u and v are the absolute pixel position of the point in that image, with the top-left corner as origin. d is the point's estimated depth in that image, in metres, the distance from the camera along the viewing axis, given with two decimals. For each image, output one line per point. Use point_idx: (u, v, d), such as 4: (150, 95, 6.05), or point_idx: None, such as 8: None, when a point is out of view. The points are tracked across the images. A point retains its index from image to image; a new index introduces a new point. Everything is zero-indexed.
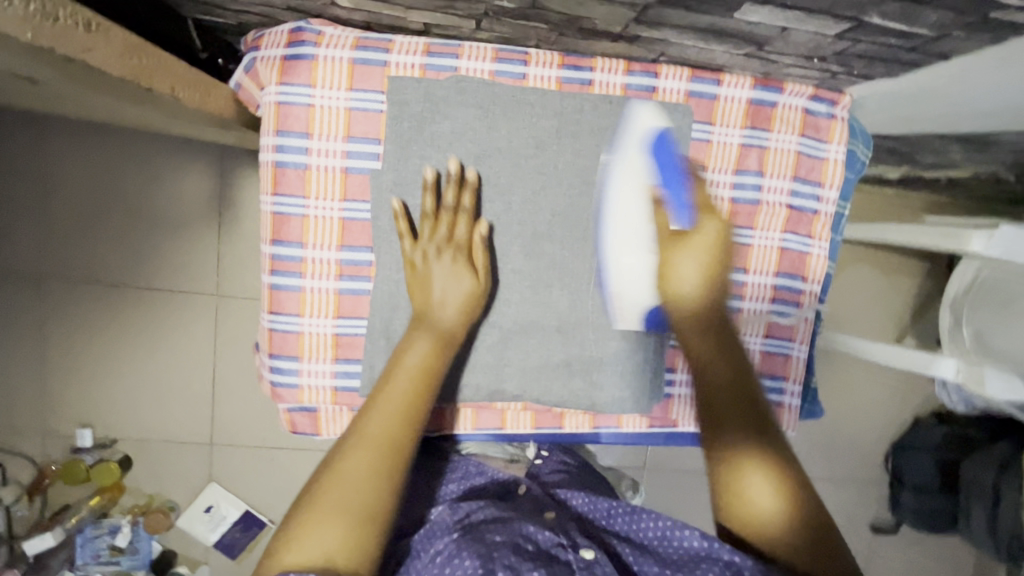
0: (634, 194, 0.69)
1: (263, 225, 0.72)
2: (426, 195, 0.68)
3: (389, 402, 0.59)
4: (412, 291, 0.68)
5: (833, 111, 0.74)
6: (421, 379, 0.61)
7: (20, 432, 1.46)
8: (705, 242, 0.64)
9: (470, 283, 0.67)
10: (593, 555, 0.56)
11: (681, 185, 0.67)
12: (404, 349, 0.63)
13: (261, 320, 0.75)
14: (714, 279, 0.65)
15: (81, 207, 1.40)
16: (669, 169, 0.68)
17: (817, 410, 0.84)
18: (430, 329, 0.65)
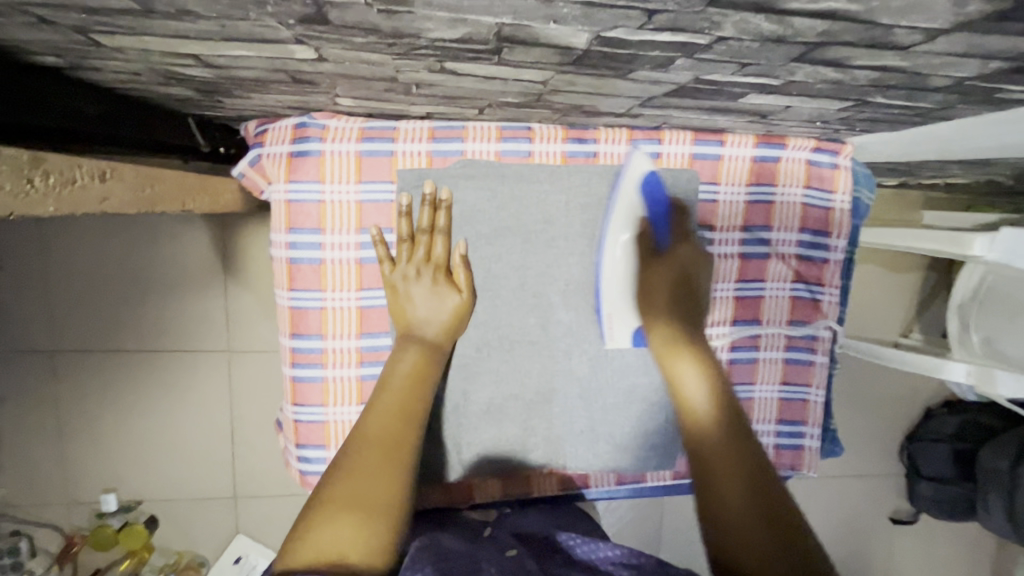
0: (619, 220, 0.69)
1: (281, 319, 0.72)
2: (402, 221, 0.68)
3: (387, 398, 0.62)
4: (391, 298, 0.69)
5: (837, 160, 0.74)
6: (413, 384, 0.64)
7: (46, 502, 1.47)
8: (674, 263, 0.70)
9: (455, 299, 0.69)
10: None
11: (665, 217, 0.70)
12: (395, 360, 0.66)
13: (285, 410, 0.74)
14: (683, 293, 0.69)
15: (88, 276, 1.40)
16: (658, 205, 0.70)
17: (837, 448, 0.84)
18: (416, 343, 0.67)
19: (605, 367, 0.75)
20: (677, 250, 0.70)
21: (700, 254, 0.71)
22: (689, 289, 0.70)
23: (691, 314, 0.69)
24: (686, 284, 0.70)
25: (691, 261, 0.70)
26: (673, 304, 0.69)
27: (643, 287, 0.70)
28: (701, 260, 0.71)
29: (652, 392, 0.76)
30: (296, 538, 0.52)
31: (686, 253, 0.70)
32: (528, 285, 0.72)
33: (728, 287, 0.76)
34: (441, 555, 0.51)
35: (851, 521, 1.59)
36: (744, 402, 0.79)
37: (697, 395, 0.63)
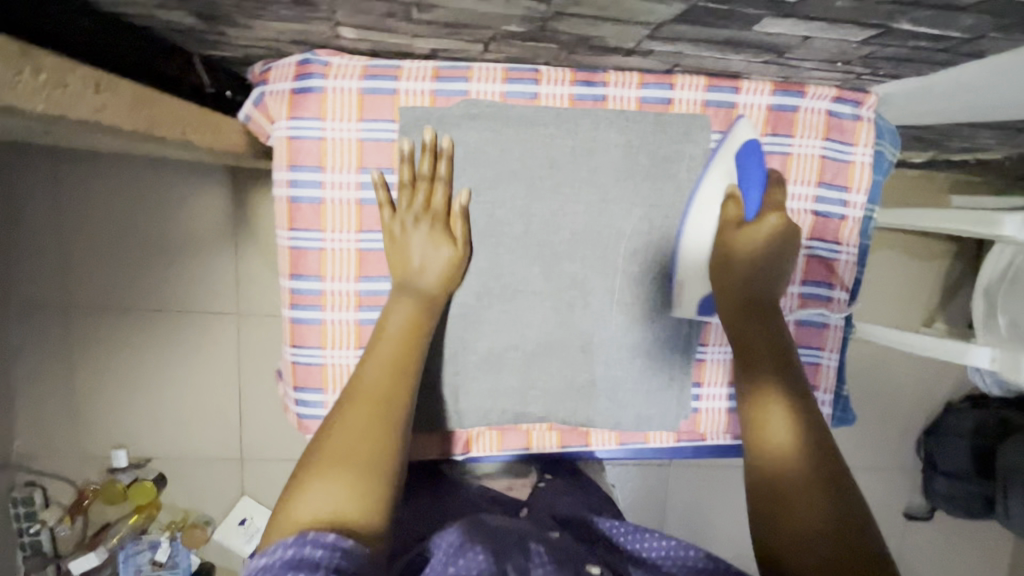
0: (709, 185, 0.68)
1: (281, 259, 0.70)
2: (402, 166, 0.66)
3: (380, 360, 0.60)
4: (390, 254, 0.67)
5: (860, 112, 0.71)
6: (406, 340, 0.62)
7: (61, 455, 1.51)
8: (762, 232, 0.65)
9: (451, 249, 0.67)
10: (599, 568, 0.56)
11: (757, 183, 0.66)
12: (386, 314, 0.63)
13: (284, 353, 0.73)
14: (770, 268, 0.65)
15: (104, 234, 1.42)
16: (751, 174, 0.66)
17: (848, 418, 0.81)
18: (410, 293, 0.65)
19: (605, 320, 0.72)
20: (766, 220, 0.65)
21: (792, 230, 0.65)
22: (774, 268, 0.65)
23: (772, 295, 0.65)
24: (772, 264, 0.65)
25: (780, 234, 0.65)
26: (750, 286, 0.65)
27: (720, 258, 0.66)
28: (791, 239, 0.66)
29: (656, 349, 0.74)
30: (285, 502, 0.49)
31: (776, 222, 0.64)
32: (531, 233, 0.70)
33: None
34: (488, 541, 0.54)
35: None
36: None
37: (779, 447, 0.56)
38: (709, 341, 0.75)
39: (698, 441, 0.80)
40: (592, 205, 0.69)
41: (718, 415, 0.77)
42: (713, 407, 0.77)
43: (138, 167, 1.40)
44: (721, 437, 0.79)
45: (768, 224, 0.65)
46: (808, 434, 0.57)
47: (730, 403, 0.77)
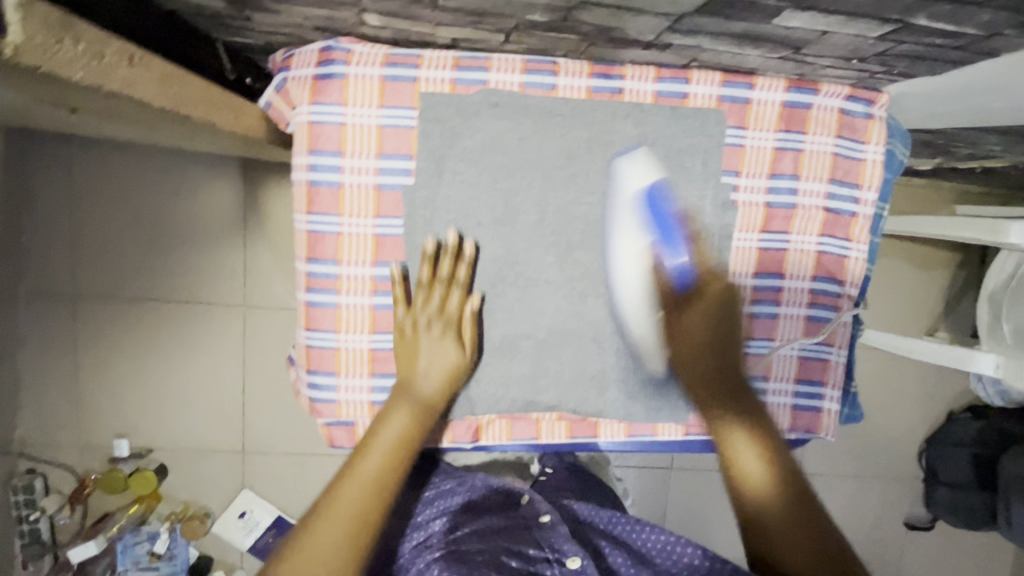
0: (626, 251, 0.69)
1: (298, 243, 0.71)
2: (423, 266, 0.68)
3: (365, 472, 0.61)
4: (398, 363, 0.69)
5: (871, 111, 0.72)
6: (396, 454, 0.63)
7: (61, 444, 1.49)
8: (702, 302, 0.71)
9: (456, 356, 0.69)
10: (578, 564, 0.66)
11: (682, 248, 0.69)
12: (382, 421, 0.65)
13: (297, 336, 0.73)
14: (721, 335, 0.71)
15: (115, 223, 1.42)
16: (662, 225, 0.68)
17: (857, 415, 0.81)
18: (411, 400, 0.67)
19: (617, 310, 0.72)
20: (706, 285, 0.71)
21: (730, 291, 0.72)
22: (724, 336, 0.71)
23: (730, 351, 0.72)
24: (721, 325, 0.71)
25: (718, 298, 0.72)
26: (705, 347, 0.71)
27: (672, 332, 0.71)
28: (730, 296, 0.72)
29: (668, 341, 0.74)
30: None
31: (714, 288, 0.71)
32: (546, 222, 0.70)
33: (751, 237, 0.74)
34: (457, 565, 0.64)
35: (845, 514, 1.62)
36: (762, 358, 0.77)
37: (753, 471, 0.63)
38: None
39: (706, 436, 0.79)
40: (606, 196, 0.70)
41: None
42: None
43: (149, 157, 1.40)
44: None
45: (709, 291, 0.71)
46: (774, 462, 0.64)
47: None
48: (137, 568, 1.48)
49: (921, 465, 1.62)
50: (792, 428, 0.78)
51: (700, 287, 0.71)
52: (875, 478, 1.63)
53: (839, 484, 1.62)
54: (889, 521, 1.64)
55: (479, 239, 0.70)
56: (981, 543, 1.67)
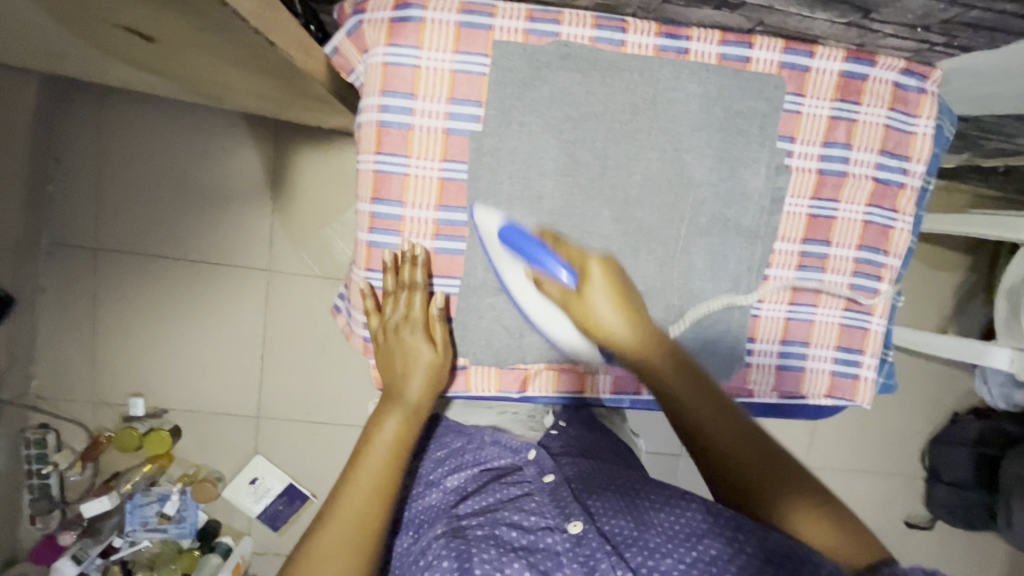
0: (512, 277, 0.69)
1: (362, 184, 0.72)
2: (388, 274, 0.71)
3: (365, 478, 0.63)
4: (388, 364, 0.71)
5: (924, 85, 0.74)
6: (392, 455, 0.65)
7: (75, 400, 1.48)
8: (596, 288, 0.62)
9: (428, 355, 0.70)
10: (580, 529, 0.62)
11: (551, 255, 0.63)
12: (374, 429, 0.67)
13: (355, 277, 0.74)
14: (631, 315, 0.63)
15: (146, 178, 1.42)
16: (528, 244, 0.64)
17: (892, 385, 0.85)
18: (396, 405, 0.69)
19: (671, 266, 0.74)
20: (589, 273, 0.63)
21: (615, 267, 0.64)
22: (640, 317, 0.64)
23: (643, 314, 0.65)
24: (631, 303, 0.64)
25: (611, 279, 0.63)
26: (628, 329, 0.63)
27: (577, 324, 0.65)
28: (618, 272, 0.64)
29: (718, 300, 0.75)
30: None
31: (599, 271, 0.63)
32: (608, 175, 0.71)
33: (802, 203, 0.76)
34: (456, 544, 0.61)
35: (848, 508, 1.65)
36: (804, 324, 0.78)
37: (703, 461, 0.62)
38: (765, 298, 0.77)
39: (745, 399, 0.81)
40: (667, 153, 0.71)
41: (767, 371, 0.79)
42: (764, 363, 0.79)
43: (183, 115, 1.40)
44: (770, 395, 0.80)
45: (596, 279, 0.63)
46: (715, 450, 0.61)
47: (780, 360, 0.79)
48: (145, 529, 1.47)
49: (924, 465, 1.64)
50: (830, 395, 0.80)
51: (585, 277, 0.63)
52: (879, 474, 1.65)
53: (845, 478, 1.64)
54: (890, 518, 1.66)
55: (542, 186, 0.71)
56: (979, 545, 1.69)
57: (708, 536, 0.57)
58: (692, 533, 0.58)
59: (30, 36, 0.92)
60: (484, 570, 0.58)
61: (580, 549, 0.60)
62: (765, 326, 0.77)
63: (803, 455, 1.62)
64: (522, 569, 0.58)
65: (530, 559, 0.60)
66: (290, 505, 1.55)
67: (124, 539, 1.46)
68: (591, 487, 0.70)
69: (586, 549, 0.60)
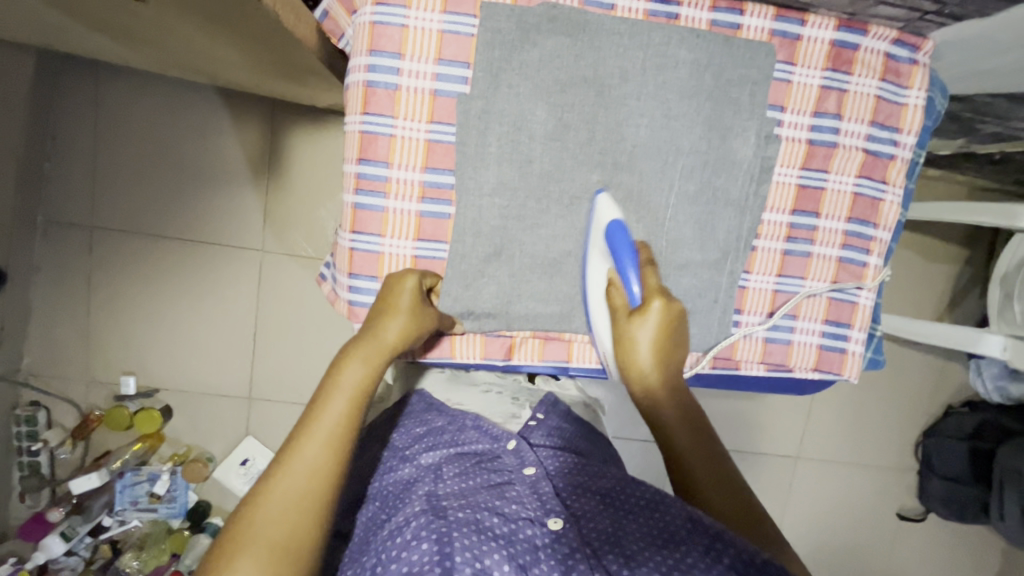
0: (593, 283, 0.72)
1: (349, 145, 0.71)
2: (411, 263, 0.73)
3: (324, 427, 0.56)
4: (371, 310, 0.67)
5: (916, 56, 0.74)
6: (357, 404, 0.58)
7: (68, 377, 1.47)
8: (647, 322, 0.67)
9: (406, 315, 0.66)
10: (560, 526, 0.61)
11: (635, 274, 0.69)
12: (338, 370, 0.60)
13: (340, 240, 0.73)
14: (664, 353, 0.69)
15: (142, 156, 1.41)
16: (623, 255, 0.69)
17: (880, 360, 0.85)
18: (367, 351, 0.62)
19: (659, 235, 0.73)
20: (650, 304, 0.67)
21: (676, 311, 0.68)
22: (668, 356, 0.69)
23: (675, 349, 0.70)
24: (676, 338, 0.69)
25: (666, 320, 0.68)
26: (653, 355, 0.68)
27: (620, 339, 0.69)
28: (677, 316, 0.69)
29: (705, 268, 0.75)
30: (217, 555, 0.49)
31: (660, 309, 0.67)
32: (596, 142, 0.71)
33: (791, 173, 0.75)
34: (436, 526, 0.59)
35: (841, 499, 1.65)
36: (792, 297, 0.78)
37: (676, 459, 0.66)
38: (753, 269, 0.77)
39: (727, 372, 0.81)
40: (656, 119, 0.71)
41: (754, 343, 0.79)
42: (751, 334, 0.78)
43: (178, 92, 1.40)
44: (755, 368, 0.80)
45: (653, 312, 0.67)
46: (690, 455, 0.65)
47: (767, 333, 0.79)
48: (135, 508, 1.45)
49: (918, 457, 1.64)
50: (816, 368, 0.80)
51: (643, 305, 0.68)
52: (873, 466, 1.64)
53: (838, 469, 1.63)
54: (883, 510, 1.66)
55: (530, 150, 0.70)
56: (972, 539, 1.69)
57: (686, 543, 0.57)
58: (670, 537, 0.58)
59: (17, 6, 0.92)
60: (464, 557, 0.56)
61: (560, 546, 0.59)
62: (752, 298, 0.77)
63: (796, 444, 1.61)
64: (502, 561, 0.56)
65: (510, 550, 0.58)
66: None
67: (114, 519, 1.44)
68: (576, 481, 0.69)
69: (566, 548, 0.58)
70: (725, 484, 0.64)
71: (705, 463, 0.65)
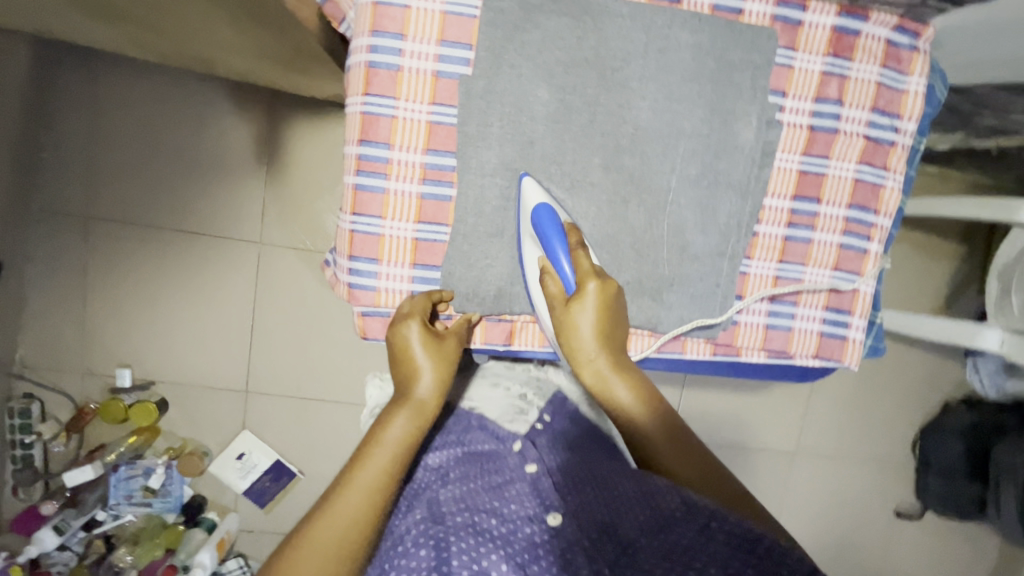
0: (528, 265, 0.71)
1: (350, 127, 0.71)
2: (412, 247, 0.72)
3: (366, 477, 0.56)
4: (397, 369, 0.67)
5: (916, 43, 0.75)
6: (400, 459, 0.58)
7: (62, 370, 1.46)
8: (586, 307, 0.66)
9: (433, 356, 0.66)
10: (558, 522, 0.61)
11: (564, 253, 0.68)
12: (384, 423, 0.60)
13: (340, 222, 0.73)
14: (607, 336, 0.68)
15: (140, 148, 1.41)
16: (550, 239, 0.67)
17: (880, 347, 0.85)
18: (410, 406, 0.62)
19: (660, 220, 0.73)
20: (585, 287, 0.66)
21: (614, 290, 0.67)
22: (613, 338, 0.68)
23: (618, 332, 0.69)
24: (616, 322, 0.68)
25: (603, 301, 0.67)
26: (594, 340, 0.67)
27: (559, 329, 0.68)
28: (614, 295, 0.67)
29: (706, 253, 0.75)
30: None
31: (596, 290, 0.66)
32: (598, 124, 0.71)
33: (792, 158, 0.75)
34: (434, 531, 0.59)
35: (838, 495, 1.64)
36: (793, 283, 0.78)
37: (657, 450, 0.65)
38: (754, 255, 0.77)
39: (728, 359, 0.81)
40: (658, 103, 0.71)
41: (755, 328, 0.79)
42: (752, 320, 0.78)
43: (177, 84, 1.39)
44: (755, 354, 0.80)
45: (589, 295, 0.66)
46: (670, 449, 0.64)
47: (768, 319, 0.79)
48: (130, 502, 1.44)
49: (915, 453, 1.64)
50: (817, 355, 0.80)
51: (580, 290, 0.67)
52: (871, 462, 1.64)
53: (836, 465, 1.63)
54: (880, 507, 1.66)
55: (532, 132, 0.70)
56: (970, 536, 1.69)
57: (681, 524, 0.56)
58: (666, 519, 0.57)
59: None
60: (462, 560, 0.56)
61: (559, 543, 0.59)
62: (753, 284, 0.77)
63: (794, 440, 1.61)
64: (500, 560, 0.56)
65: (508, 549, 0.58)
66: (277, 481, 1.52)
67: (108, 513, 1.43)
68: (575, 474, 0.68)
69: (565, 543, 0.59)
70: (708, 474, 0.63)
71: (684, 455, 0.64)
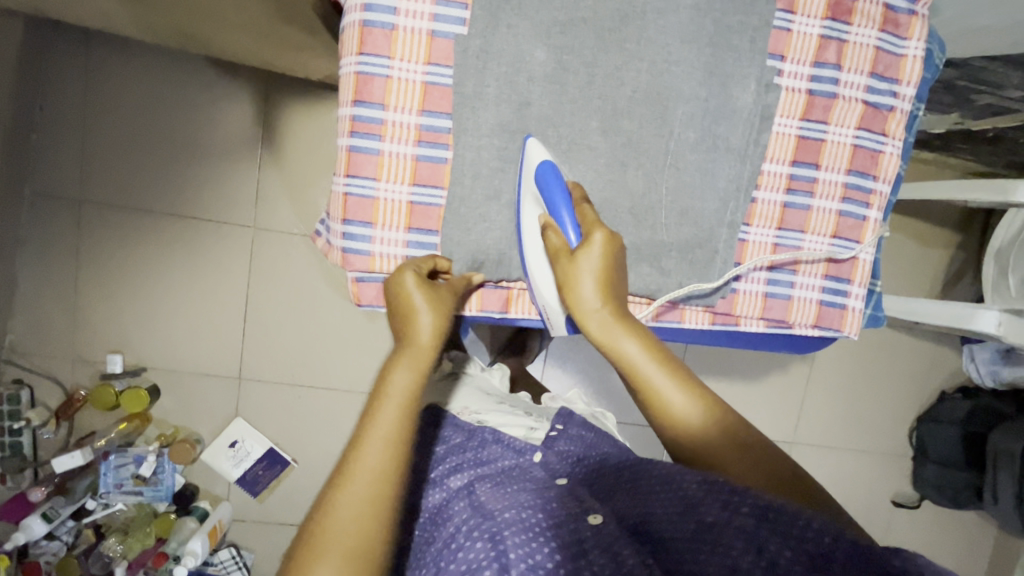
0: (527, 225, 0.70)
1: (344, 88, 0.70)
2: (407, 210, 0.71)
3: (380, 428, 0.53)
4: (395, 319, 0.64)
5: (915, 7, 0.74)
6: (411, 406, 0.56)
7: (51, 356, 1.43)
8: (592, 256, 0.64)
9: (431, 307, 0.63)
10: (600, 519, 0.56)
11: (567, 208, 0.66)
12: (389, 371, 0.57)
13: (334, 186, 0.72)
14: (611, 289, 0.65)
15: (133, 130, 1.39)
16: (552, 194, 0.66)
17: (879, 318, 0.85)
18: (410, 353, 0.59)
19: (658, 185, 0.73)
20: (590, 236, 0.65)
21: (618, 242, 0.66)
22: (616, 293, 0.66)
23: (621, 287, 0.67)
24: (619, 277, 0.67)
25: (609, 252, 0.65)
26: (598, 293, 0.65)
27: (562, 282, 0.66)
28: (617, 249, 0.66)
29: (706, 218, 0.74)
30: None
31: (603, 239, 0.65)
32: (596, 86, 0.70)
33: (791, 123, 0.75)
34: (486, 526, 0.56)
35: (837, 483, 1.63)
36: (792, 251, 0.77)
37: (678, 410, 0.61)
38: (753, 222, 0.76)
39: (727, 330, 0.81)
40: (657, 64, 0.70)
41: (755, 297, 0.78)
42: (751, 288, 0.78)
43: (171, 65, 1.38)
44: (754, 324, 0.80)
45: (596, 245, 0.65)
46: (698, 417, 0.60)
47: (767, 287, 0.78)
48: (120, 491, 1.41)
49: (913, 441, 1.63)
50: (816, 325, 0.79)
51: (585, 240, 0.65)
52: (869, 450, 1.63)
53: (834, 453, 1.62)
54: (879, 496, 1.65)
55: (529, 93, 0.69)
56: (968, 525, 1.68)
57: (702, 505, 0.53)
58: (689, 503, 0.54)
59: None
60: (518, 555, 0.52)
61: (609, 536, 0.54)
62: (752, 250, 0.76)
63: (792, 427, 1.60)
64: (553, 551, 0.52)
65: (559, 540, 0.54)
66: (270, 470, 1.50)
67: (98, 502, 1.39)
68: (612, 477, 0.65)
69: (611, 540, 0.53)
70: (748, 449, 0.59)
71: (719, 426, 0.60)
